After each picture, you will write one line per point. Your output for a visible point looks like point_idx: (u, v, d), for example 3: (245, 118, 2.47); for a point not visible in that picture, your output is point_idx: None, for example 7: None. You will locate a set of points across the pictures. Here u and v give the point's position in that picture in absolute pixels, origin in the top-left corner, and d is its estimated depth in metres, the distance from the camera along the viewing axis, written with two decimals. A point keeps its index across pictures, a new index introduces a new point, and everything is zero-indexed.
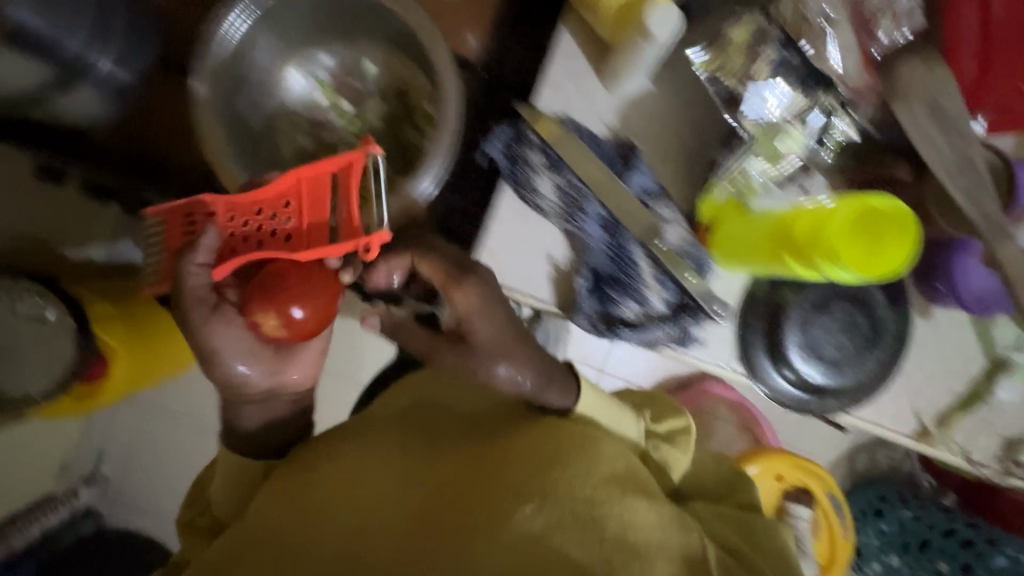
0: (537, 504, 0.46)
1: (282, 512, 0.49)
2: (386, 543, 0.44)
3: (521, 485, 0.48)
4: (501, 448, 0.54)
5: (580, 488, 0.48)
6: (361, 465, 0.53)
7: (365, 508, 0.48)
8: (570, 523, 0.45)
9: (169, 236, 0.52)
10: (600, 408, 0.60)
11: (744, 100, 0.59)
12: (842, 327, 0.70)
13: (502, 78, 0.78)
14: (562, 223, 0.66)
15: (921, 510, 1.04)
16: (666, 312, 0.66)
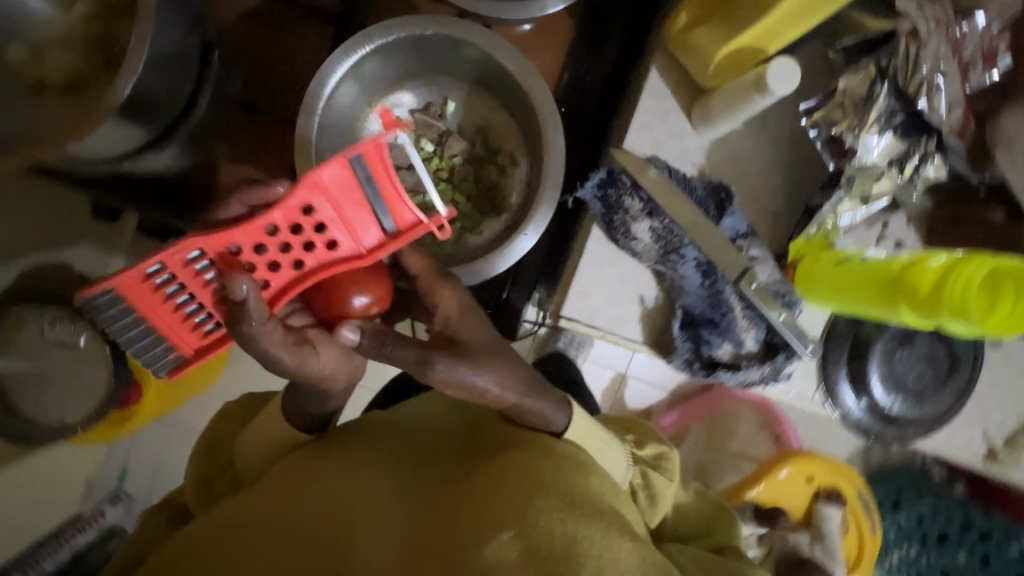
0: (516, 532, 0.43)
1: (258, 503, 0.48)
2: (352, 549, 0.42)
3: (500, 512, 0.45)
4: (489, 470, 0.50)
5: (555, 523, 0.44)
6: (352, 463, 0.51)
7: (345, 505, 0.46)
8: (545, 555, 0.42)
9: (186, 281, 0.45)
10: (600, 437, 0.57)
11: (856, 150, 0.58)
12: (923, 359, 0.72)
13: (578, 111, 0.77)
14: (657, 267, 0.67)
15: (939, 502, 1.13)
16: (760, 351, 0.67)
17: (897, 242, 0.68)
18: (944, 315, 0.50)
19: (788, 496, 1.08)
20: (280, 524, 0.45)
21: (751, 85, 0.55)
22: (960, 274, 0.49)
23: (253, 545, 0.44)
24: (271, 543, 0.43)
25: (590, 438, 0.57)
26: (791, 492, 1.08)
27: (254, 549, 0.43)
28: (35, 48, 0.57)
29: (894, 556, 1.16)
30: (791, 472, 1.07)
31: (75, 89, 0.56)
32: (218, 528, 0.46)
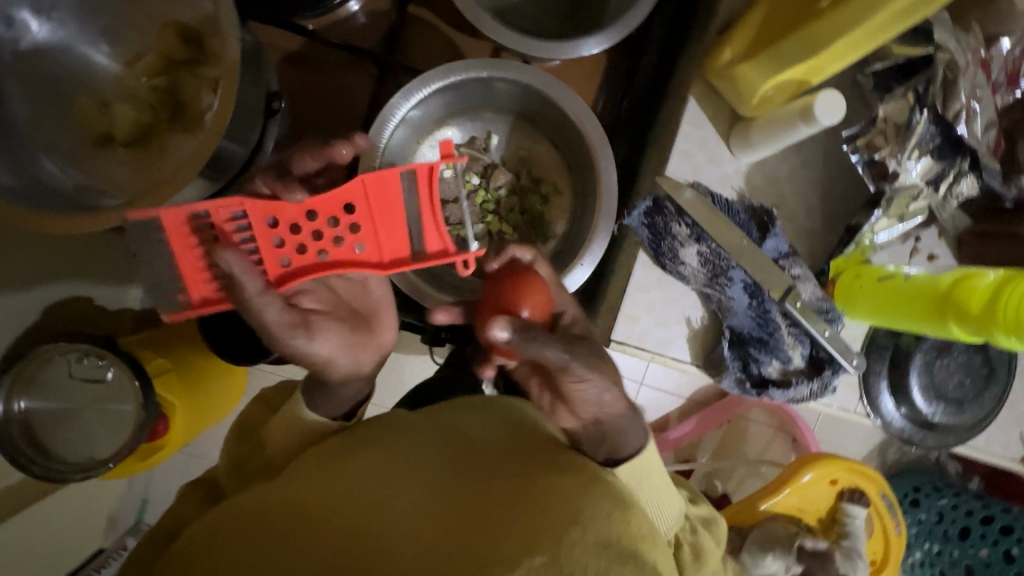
0: (550, 558, 0.41)
1: (288, 494, 0.47)
2: (376, 541, 0.42)
3: (537, 532, 0.44)
4: (532, 483, 0.50)
5: (591, 556, 0.43)
6: (390, 465, 0.51)
7: (380, 508, 0.46)
8: None
9: (223, 235, 0.48)
10: (656, 479, 0.57)
11: (899, 173, 0.60)
12: (960, 368, 0.74)
13: (613, 137, 0.79)
14: (704, 289, 0.69)
15: (958, 498, 1.11)
16: (806, 367, 0.69)
17: (930, 255, 0.72)
18: (997, 332, 0.52)
19: (812, 500, 1.07)
20: (312, 516, 0.45)
21: (798, 114, 0.57)
22: (1010, 292, 0.51)
23: (283, 535, 0.43)
24: (303, 534, 0.43)
25: (646, 481, 0.57)
26: (816, 497, 1.07)
27: (283, 539, 0.43)
28: (101, 103, 0.58)
29: (918, 552, 1.16)
30: (816, 477, 1.05)
31: (143, 142, 0.58)
32: (248, 513, 0.46)
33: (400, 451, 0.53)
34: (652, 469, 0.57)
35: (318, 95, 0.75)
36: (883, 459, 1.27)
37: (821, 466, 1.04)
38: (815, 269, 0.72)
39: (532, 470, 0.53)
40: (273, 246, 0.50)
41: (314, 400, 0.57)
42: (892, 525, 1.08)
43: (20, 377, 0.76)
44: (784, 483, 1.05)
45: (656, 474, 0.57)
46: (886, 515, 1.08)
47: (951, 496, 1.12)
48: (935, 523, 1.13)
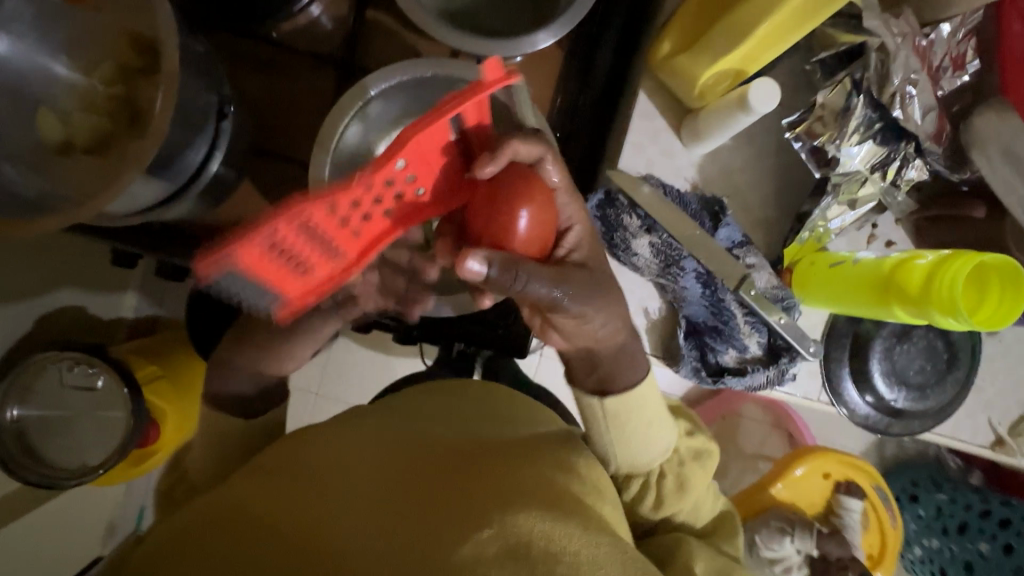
0: (495, 530, 0.41)
1: (226, 499, 0.45)
2: (331, 536, 0.41)
3: (488, 509, 0.44)
4: (487, 466, 0.50)
5: (540, 522, 0.43)
6: (335, 461, 0.50)
7: (323, 503, 0.44)
8: (526, 553, 0.40)
9: (291, 239, 0.43)
10: (644, 416, 0.60)
11: (839, 159, 0.61)
12: (922, 353, 0.74)
13: (572, 134, 0.80)
14: (659, 280, 0.70)
15: (957, 493, 1.12)
16: (763, 355, 0.70)
17: (888, 241, 0.72)
18: (936, 313, 0.53)
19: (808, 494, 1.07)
20: (262, 514, 0.43)
21: (736, 104, 0.58)
22: (947, 273, 0.52)
23: (221, 539, 0.41)
24: (240, 537, 0.40)
25: (633, 419, 0.59)
26: (810, 491, 1.06)
27: (220, 542, 0.40)
28: (62, 112, 0.60)
29: (916, 550, 1.16)
30: (809, 470, 1.05)
31: (102, 148, 0.59)
32: (183, 525, 0.43)
33: (344, 447, 0.52)
34: (640, 404, 0.59)
35: (282, 102, 0.77)
36: (880, 454, 1.24)
37: (815, 458, 1.05)
38: (772, 258, 0.73)
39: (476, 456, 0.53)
40: (341, 226, 0.45)
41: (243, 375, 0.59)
42: (888, 515, 1.07)
43: (17, 386, 0.81)
44: (779, 479, 1.05)
45: (644, 417, 0.60)
46: (880, 507, 1.07)
47: (950, 491, 1.13)
48: (934, 518, 1.15)
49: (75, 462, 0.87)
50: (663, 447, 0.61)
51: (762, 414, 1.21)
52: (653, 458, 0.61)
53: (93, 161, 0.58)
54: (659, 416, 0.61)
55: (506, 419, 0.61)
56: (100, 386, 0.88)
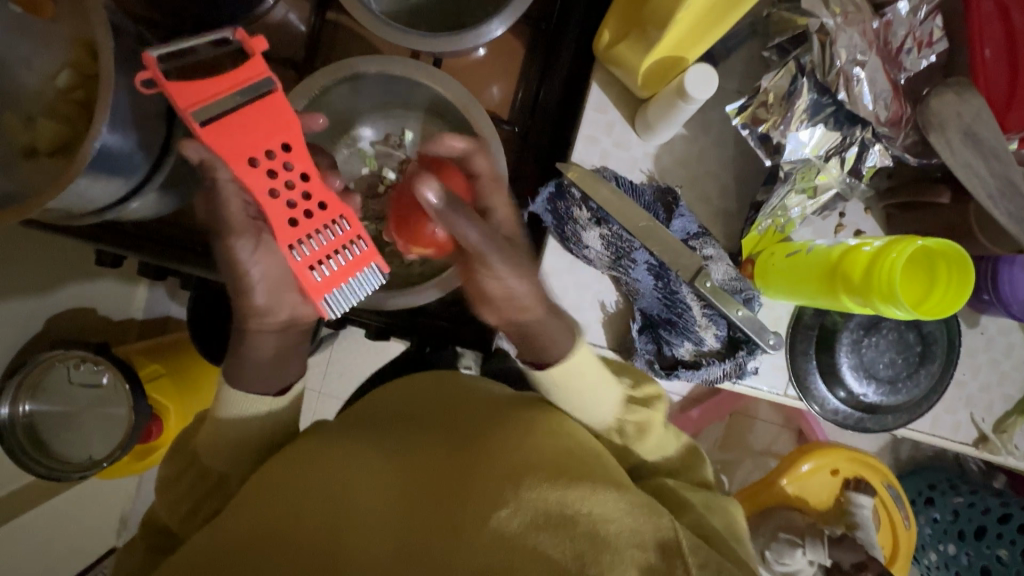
0: (513, 507, 0.45)
1: (237, 526, 0.45)
2: (360, 546, 0.43)
3: (495, 483, 0.47)
4: (477, 441, 0.52)
5: (549, 490, 0.47)
6: (337, 466, 0.50)
7: (340, 517, 0.45)
8: (547, 521, 0.45)
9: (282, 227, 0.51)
10: (585, 382, 0.58)
11: (785, 145, 0.60)
12: (893, 346, 0.72)
13: (534, 128, 0.80)
14: (612, 272, 0.69)
15: (975, 496, 1.03)
16: (720, 348, 0.68)
17: (856, 230, 0.69)
18: (876, 302, 0.51)
19: (814, 490, 0.98)
20: (281, 536, 0.43)
21: (674, 94, 0.59)
22: (887, 258, 0.50)
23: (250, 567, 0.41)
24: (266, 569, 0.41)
25: (576, 381, 0.58)
26: (818, 488, 0.98)
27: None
28: (29, 119, 0.64)
29: (931, 554, 1.08)
30: (815, 467, 0.96)
31: (64, 150, 0.63)
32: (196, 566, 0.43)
33: (341, 446, 0.53)
34: (580, 367, 0.58)
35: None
36: None
37: (822, 454, 0.95)
38: (732, 249, 0.71)
39: (470, 433, 0.54)
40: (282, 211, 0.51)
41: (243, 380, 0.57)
42: (901, 516, 0.97)
43: (26, 383, 0.86)
44: (782, 476, 0.96)
45: (586, 375, 0.58)
46: (892, 506, 0.96)
47: (968, 494, 1.04)
48: (951, 521, 1.06)
49: (83, 455, 0.94)
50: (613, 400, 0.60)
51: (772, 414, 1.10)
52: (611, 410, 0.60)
53: (54, 163, 0.62)
54: (602, 377, 0.59)
55: (486, 398, 0.60)
56: (105, 382, 0.94)
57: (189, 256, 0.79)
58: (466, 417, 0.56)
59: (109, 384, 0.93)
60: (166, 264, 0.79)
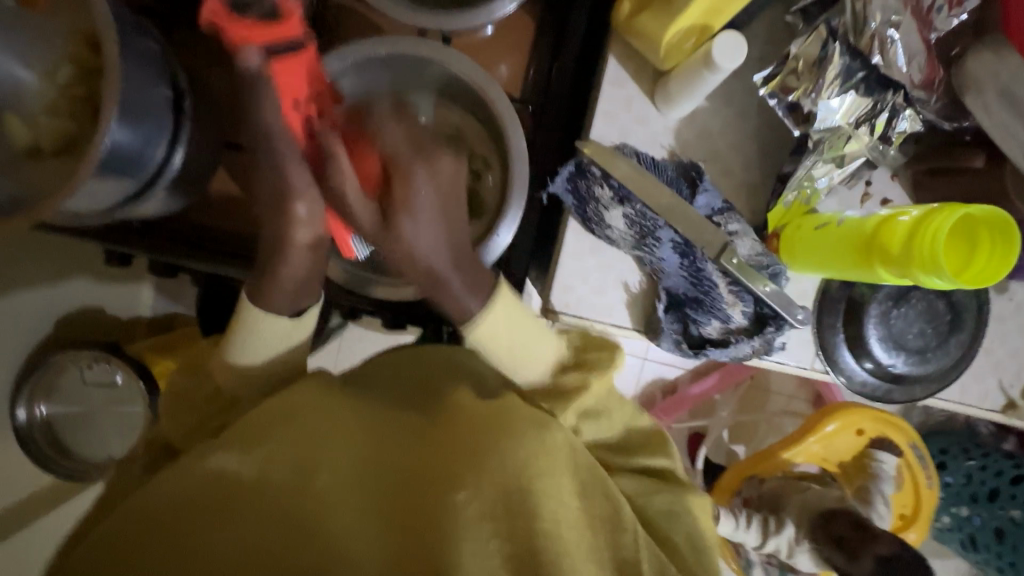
0: (472, 494, 0.43)
1: (205, 472, 0.46)
2: (312, 517, 0.44)
3: (460, 465, 0.45)
4: (455, 416, 0.51)
5: (513, 473, 0.45)
6: (311, 430, 0.50)
7: (306, 479, 0.46)
8: (504, 512, 0.43)
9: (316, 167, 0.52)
10: (511, 334, 0.56)
11: (816, 113, 0.59)
12: (921, 315, 0.71)
13: (547, 105, 0.77)
14: (637, 252, 0.68)
15: (987, 458, 0.98)
16: (747, 324, 0.68)
17: (883, 199, 0.67)
18: (916, 272, 0.50)
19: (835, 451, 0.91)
20: (238, 493, 0.45)
21: (702, 62, 0.58)
22: (930, 227, 0.49)
23: (204, 517, 0.43)
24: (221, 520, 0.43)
25: (504, 335, 0.56)
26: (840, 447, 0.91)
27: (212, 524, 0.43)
28: (30, 117, 0.62)
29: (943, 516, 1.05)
30: (840, 427, 0.89)
31: (69, 149, 0.61)
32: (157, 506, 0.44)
33: (320, 409, 0.52)
34: (506, 317, 0.56)
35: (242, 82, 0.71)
36: None
37: (847, 415, 0.88)
38: (757, 223, 0.69)
39: (450, 406, 0.52)
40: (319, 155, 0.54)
41: (261, 295, 0.54)
42: (924, 477, 0.91)
43: (39, 385, 0.88)
44: (806, 434, 0.89)
45: (515, 329, 0.56)
46: (918, 469, 0.91)
47: (980, 457, 0.99)
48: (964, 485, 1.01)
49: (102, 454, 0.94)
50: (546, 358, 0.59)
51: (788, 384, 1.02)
52: (541, 366, 0.59)
53: (59, 163, 0.60)
54: (531, 331, 0.57)
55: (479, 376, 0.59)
56: (118, 382, 0.93)
57: (196, 251, 0.77)
58: (451, 393, 0.55)
59: (121, 383, 0.93)
60: (174, 260, 0.77)
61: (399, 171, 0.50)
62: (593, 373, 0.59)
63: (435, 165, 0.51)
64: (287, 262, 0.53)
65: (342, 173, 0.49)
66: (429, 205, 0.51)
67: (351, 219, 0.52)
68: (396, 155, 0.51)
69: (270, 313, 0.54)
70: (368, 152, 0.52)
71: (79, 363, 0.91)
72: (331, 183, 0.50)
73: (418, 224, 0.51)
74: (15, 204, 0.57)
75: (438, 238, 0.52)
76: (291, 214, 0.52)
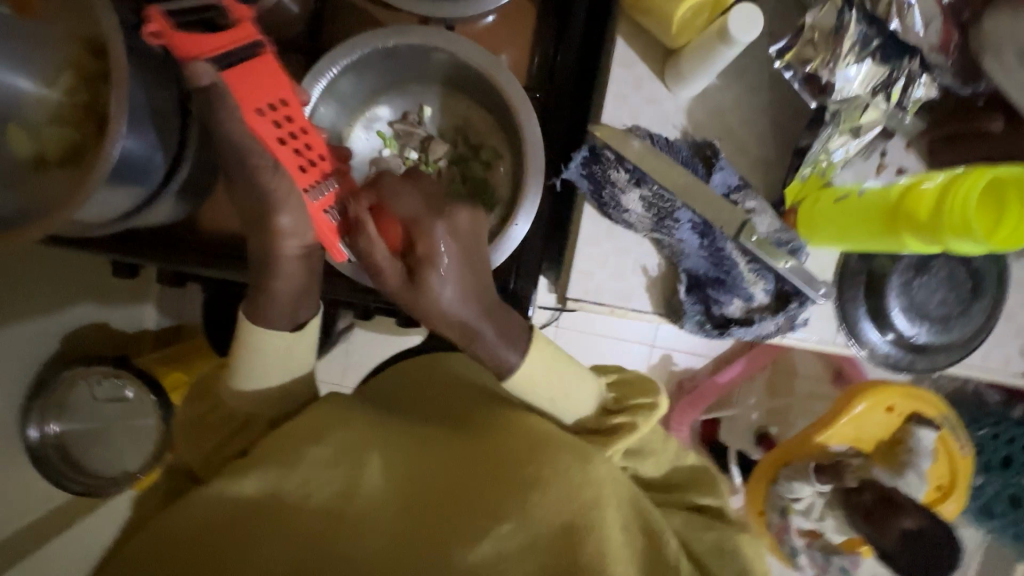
0: (515, 522, 0.42)
1: (245, 491, 0.45)
2: (348, 536, 0.42)
3: (502, 490, 0.45)
4: (496, 441, 0.50)
5: (558, 498, 0.44)
6: (350, 450, 0.49)
7: (346, 499, 0.45)
8: (548, 544, 0.42)
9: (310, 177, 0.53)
10: (551, 382, 0.54)
11: (833, 84, 0.59)
12: (943, 283, 0.70)
13: (554, 92, 0.76)
14: (655, 235, 0.67)
15: (1000, 425, 0.90)
16: (770, 302, 0.67)
17: (899, 168, 0.66)
18: (946, 235, 0.50)
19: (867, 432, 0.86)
20: (272, 513, 0.43)
21: (716, 37, 0.58)
22: (959, 190, 0.48)
23: (236, 532, 0.42)
24: (258, 536, 0.42)
25: (540, 381, 0.53)
26: (872, 428, 0.85)
27: (246, 541, 0.41)
28: (31, 127, 0.60)
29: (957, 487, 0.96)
30: (869, 406, 0.84)
31: (75, 159, 0.60)
32: (183, 524, 0.43)
33: (358, 434, 0.51)
34: (544, 365, 0.54)
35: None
36: None
37: (879, 395, 0.84)
38: (774, 199, 0.68)
39: (493, 433, 0.51)
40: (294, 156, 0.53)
41: (262, 315, 0.54)
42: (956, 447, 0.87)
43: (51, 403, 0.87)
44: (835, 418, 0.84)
45: (555, 377, 0.54)
46: (948, 440, 0.87)
47: (992, 425, 0.91)
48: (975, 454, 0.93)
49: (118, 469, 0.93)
50: (589, 406, 0.55)
51: (811, 363, 0.96)
52: (586, 411, 0.55)
53: (66, 173, 0.59)
54: (573, 379, 0.54)
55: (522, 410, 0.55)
56: (128, 396, 0.93)
57: (202, 256, 0.75)
58: (492, 419, 0.53)
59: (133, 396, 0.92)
60: (182, 268, 0.75)
61: (421, 232, 0.50)
62: (641, 413, 0.54)
63: (454, 220, 0.51)
64: (279, 277, 0.54)
65: (368, 237, 0.51)
66: (452, 265, 0.51)
67: (378, 281, 0.53)
68: (413, 217, 0.51)
69: (271, 330, 0.54)
70: (389, 220, 0.52)
71: (89, 378, 0.90)
72: (360, 250, 0.52)
73: (443, 282, 0.51)
74: (22, 217, 0.56)
75: (461, 295, 0.51)
76: (275, 226, 0.53)
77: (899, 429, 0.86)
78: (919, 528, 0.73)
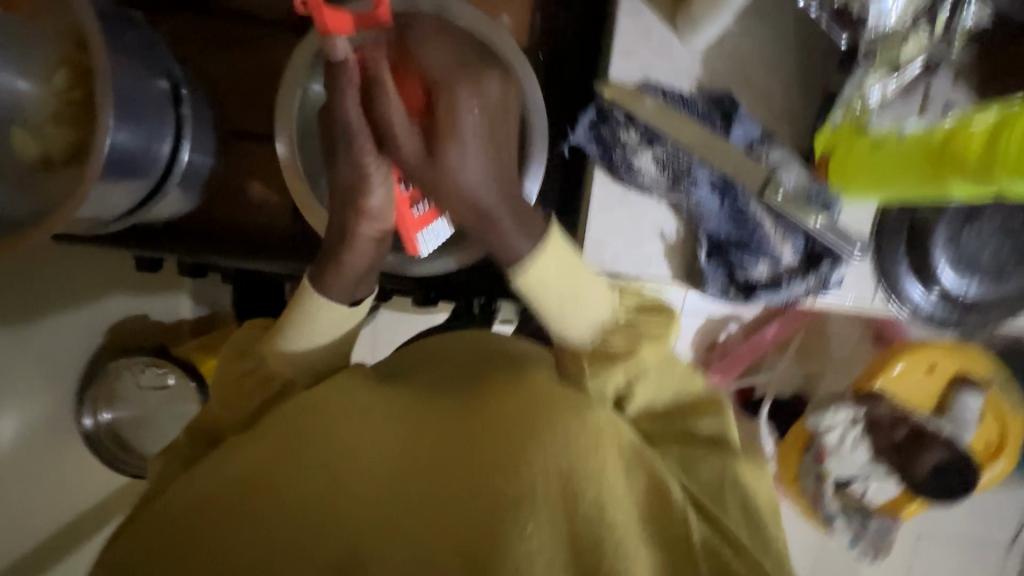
0: (509, 477, 0.41)
1: (235, 471, 0.44)
2: (344, 504, 0.42)
3: (496, 445, 0.43)
4: (488, 394, 0.47)
5: (551, 452, 0.42)
6: (339, 418, 0.47)
7: (339, 470, 0.43)
8: (547, 495, 0.41)
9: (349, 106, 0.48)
10: (563, 285, 0.49)
11: (865, 16, 0.54)
12: (999, 231, 0.64)
13: (560, 51, 0.72)
14: (673, 198, 0.63)
15: None
16: (798, 263, 0.63)
17: (947, 104, 0.56)
18: (1000, 179, 0.44)
19: (911, 392, 0.82)
20: (267, 490, 0.43)
21: None
22: (1013, 124, 0.43)
23: (231, 512, 0.42)
24: (258, 514, 0.42)
25: (555, 279, 0.48)
26: (914, 391, 0.81)
27: (241, 522, 0.41)
28: (34, 129, 0.61)
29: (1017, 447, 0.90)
30: (910, 365, 0.80)
31: (77, 156, 0.60)
32: (183, 514, 0.43)
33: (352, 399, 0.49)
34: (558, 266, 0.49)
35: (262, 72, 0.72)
36: None
37: (922, 355, 0.79)
38: (802, 149, 0.63)
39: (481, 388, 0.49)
40: None
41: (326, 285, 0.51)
42: (1010, 404, 0.81)
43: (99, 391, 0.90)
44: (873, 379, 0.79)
45: (572, 281, 0.50)
46: (1002, 398, 0.81)
47: None
48: None
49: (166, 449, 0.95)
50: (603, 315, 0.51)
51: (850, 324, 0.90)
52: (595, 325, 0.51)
53: (71, 171, 0.59)
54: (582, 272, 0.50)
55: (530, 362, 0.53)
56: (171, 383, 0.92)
57: (213, 246, 0.75)
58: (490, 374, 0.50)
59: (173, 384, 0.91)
60: (195, 259, 0.75)
61: (446, 91, 0.46)
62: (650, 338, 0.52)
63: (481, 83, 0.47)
64: (353, 251, 0.50)
65: (387, 92, 0.45)
66: (476, 133, 0.45)
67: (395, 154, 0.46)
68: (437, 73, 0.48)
69: (329, 301, 0.51)
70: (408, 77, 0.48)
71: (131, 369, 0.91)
72: (373, 101, 0.45)
73: (466, 151, 0.45)
74: (36, 216, 0.57)
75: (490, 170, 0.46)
76: (363, 206, 0.50)
77: (942, 389, 0.81)
78: (943, 461, 0.80)
